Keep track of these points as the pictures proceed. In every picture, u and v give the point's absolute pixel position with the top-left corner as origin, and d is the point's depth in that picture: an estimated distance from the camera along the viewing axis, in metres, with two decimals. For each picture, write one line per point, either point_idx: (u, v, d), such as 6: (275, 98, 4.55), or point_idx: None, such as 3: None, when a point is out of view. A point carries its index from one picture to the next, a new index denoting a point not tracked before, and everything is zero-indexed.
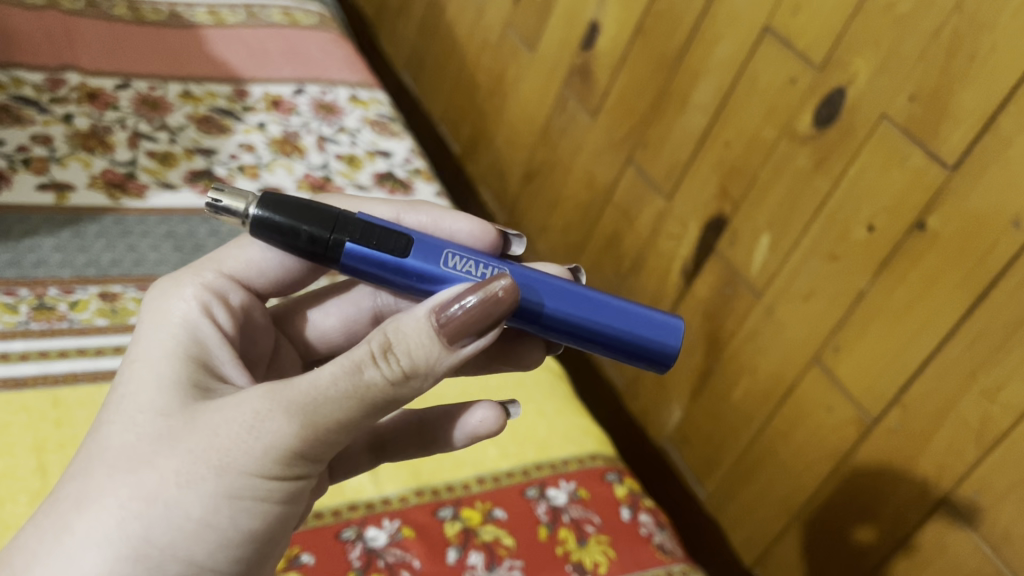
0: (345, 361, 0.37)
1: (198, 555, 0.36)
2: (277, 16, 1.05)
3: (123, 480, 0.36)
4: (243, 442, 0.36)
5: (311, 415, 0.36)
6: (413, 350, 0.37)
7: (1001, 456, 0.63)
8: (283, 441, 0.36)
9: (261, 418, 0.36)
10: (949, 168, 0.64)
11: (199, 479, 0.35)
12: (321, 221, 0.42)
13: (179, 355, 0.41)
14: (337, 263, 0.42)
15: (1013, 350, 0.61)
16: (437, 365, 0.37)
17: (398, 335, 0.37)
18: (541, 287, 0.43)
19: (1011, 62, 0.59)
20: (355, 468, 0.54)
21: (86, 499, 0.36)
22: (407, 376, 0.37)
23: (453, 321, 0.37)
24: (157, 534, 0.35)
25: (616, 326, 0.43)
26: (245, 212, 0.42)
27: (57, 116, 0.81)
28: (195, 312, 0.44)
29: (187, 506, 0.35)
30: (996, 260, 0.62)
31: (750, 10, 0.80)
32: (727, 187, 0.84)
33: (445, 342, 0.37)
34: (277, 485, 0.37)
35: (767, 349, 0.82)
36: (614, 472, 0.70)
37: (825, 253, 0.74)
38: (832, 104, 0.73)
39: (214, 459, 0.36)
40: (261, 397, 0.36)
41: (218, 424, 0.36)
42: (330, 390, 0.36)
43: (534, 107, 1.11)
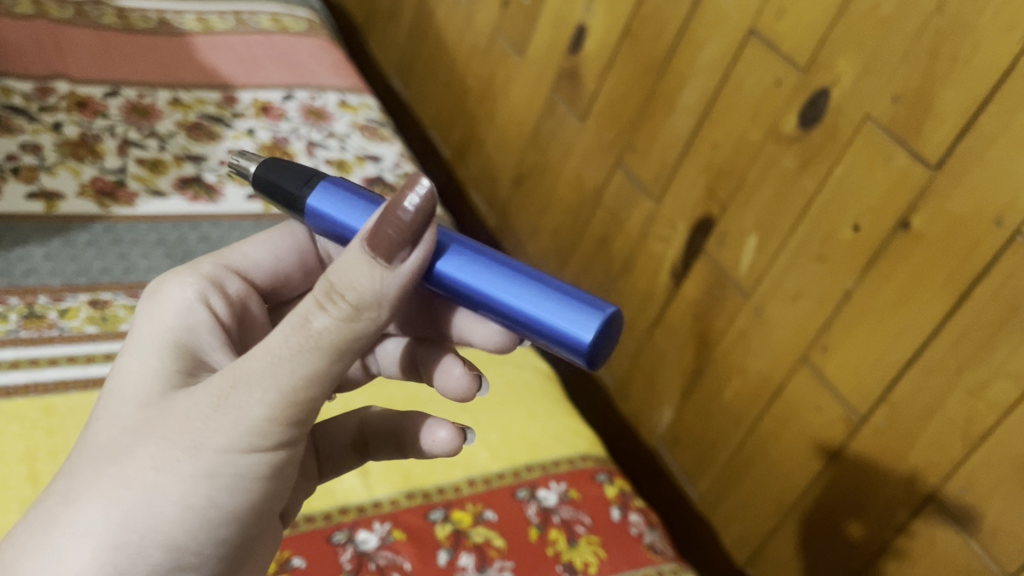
0: (294, 317, 0.36)
1: (180, 538, 0.36)
2: (266, 22, 1.06)
3: (103, 472, 0.36)
4: (215, 421, 0.36)
5: (274, 385, 0.36)
6: (356, 281, 0.35)
7: (988, 452, 0.63)
8: (254, 415, 0.36)
9: (230, 394, 0.36)
10: (932, 167, 0.65)
11: (175, 462, 0.36)
12: (307, 174, 0.45)
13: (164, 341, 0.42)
14: (308, 198, 0.44)
15: (998, 347, 0.62)
16: (385, 288, 0.35)
17: (337, 272, 0.35)
18: (460, 256, 0.41)
19: (992, 62, 0.60)
20: (340, 466, 0.56)
21: (69, 494, 0.36)
22: (358, 310, 0.35)
23: (383, 238, 0.35)
24: (137, 520, 0.35)
25: (519, 290, 0.39)
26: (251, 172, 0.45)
27: (46, 125, 0.82)
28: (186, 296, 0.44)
29: (163, 488, 0.35)
30: (980, 258, 0.62)
31: (736, 12, 0.80)
32: (714, 189, 0.85)
33: (384, 265, 0.35)
34: (255, 462, 0.37)
35: (756, 350, 0.82)
36: (604, 473, 0.70)
37: (812, 254, 0.75)
38: (817, 105, 0.73)
39: (188, 441, 0.36)
40: (229, 373, 0.37)
41: (190, 407, 0.37)
42: (290, 355, 0.35)
43: (523, 111, 1.11)
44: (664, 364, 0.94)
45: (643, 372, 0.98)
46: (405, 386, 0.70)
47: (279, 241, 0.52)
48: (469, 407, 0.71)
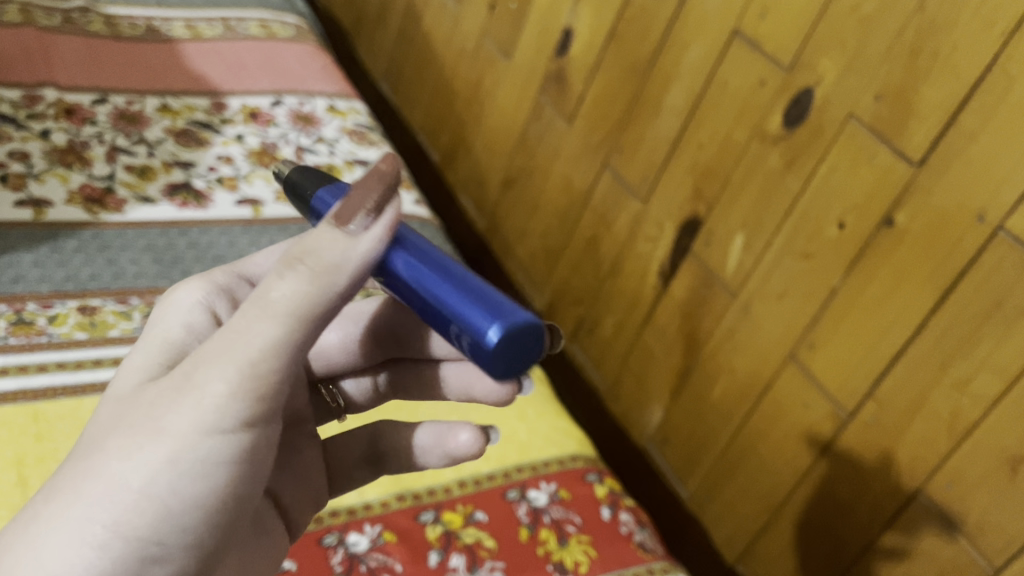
0: (254, 295, 0.37)
1: (142, 528, 0.35)
2: (254, 28, 1.06)
3: (73, 467, 0.36)
4: (176, 402, 0.36)
5: (233, 358, 0.36)
6: (318, 250, 0.37)
7: (972, 447, 0.64)
8: (213, 390, 0.36)
9: (192, 376, 0.36)
10: (915, 164, 0.65)
11: (137, 447, 0.35)
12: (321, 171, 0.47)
13: (143, 350, 0.43)
14: (318, 191, 0.45)
15: (981, 341, 0.62)
16: (350, 256, 0.37)
17: (300, 247, 0.37)
18: (412, 246, 0.41)
19: (973, 59, 0.60)
20: (355, 480, 0.57)
21: (42, 495, 0.36)
22: (318, 275, 0.36)
23: (346, 212, 0.38)
24: (101, 509, 0.34)
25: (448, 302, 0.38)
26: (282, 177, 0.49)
27: (34, 133, 0.82)
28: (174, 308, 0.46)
29: (125, 473, 0.35)
30: (962, 254, 0.63)
31: (720, 12, 0.81)
32: (701, 189, 0.85)
33: (348, 231, 0.38)
34: (216, 443, 0.36)
35: (744, 348, 0.82)
36: (594, 472, 0.70)
37: (798, 252, 0.76)
38: (801, 104, 0.74)
39: (151, 427, 0.36)
40: (191, 357, 0.37)
41: (157, 394, 0.37)
42: (250, 327, 0.36)
43: (510, 115, 1.12)
44: (654, 365, 0.94)
45: (632, 372, 0.98)
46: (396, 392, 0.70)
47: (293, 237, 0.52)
48: (461, 410, 0.71)
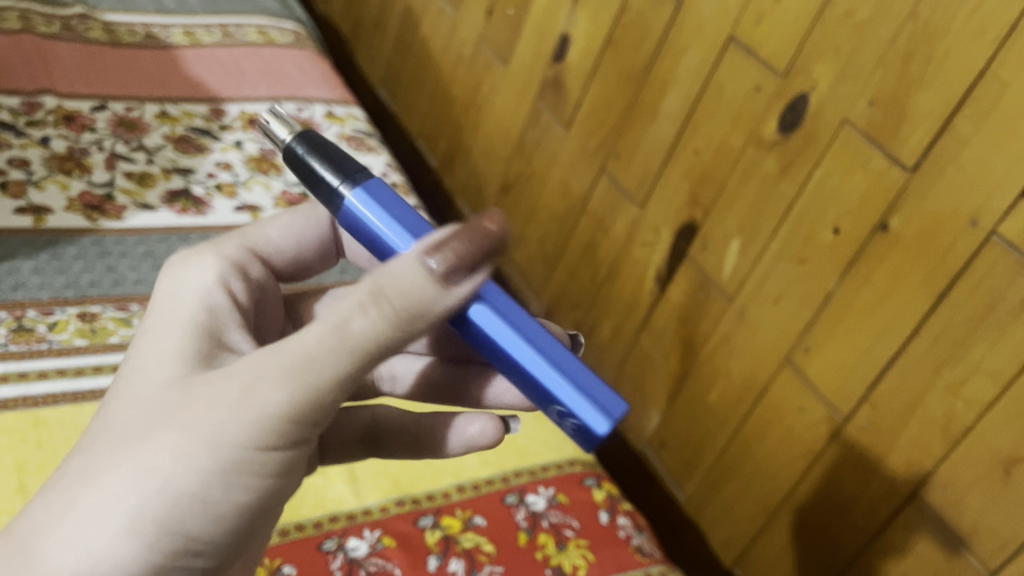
0: (332, 316, 0.36)
1: (191, 532, 0.35)
2: (253, 35, 1.06)
3: (121, 454, 0.35)
4: (234, 411, 0.35)
5: (301, 379, 0.35)
6: (405, 287, 0.36)
7: (966, 450, 0.64)
8: (278, 409, 0.35)
9: (254, 386, 0.35)
10: (909, 170, 0.66)
11: (192, 452, 0.35)
12: (344, 151, 0.44)
13: (183, 327, 0.41)
14: (360, 184, 0.43)
15: (975, 345, 0.63)
16: (434, 305, 0.36)
17: (386, 276, 0.36)
18: (502, 324, 0.40)
19: (965, 65, 0.61)
20: (342, 457, 0.52)
21: (85, 475, 0.35)
22: (403, 312, 0.36)
23: (443, 263, 0.36)
24: (153, 510, 0.34)
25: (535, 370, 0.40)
26: (287, 145, 0.44)
27: (34, 140, 0.82)
28: (207, 286, 0.45)
29: (179, 479, 0.34)
30: (956, 259, 0.63)
31: (716, 19, 0.81)
32: (697, 194, 0.86)
33: (432, 270, 0.36)
34: (270, 462, 0.36)
35: (740, 353, 0.83)
36: (592, 477, 0.71)
37: (793, 257, 0.76)
38: (796, 110, 0.75)
39: (206, 433, 0.35)
40: (254, 366, 0.36)
41: (213, 395, 0.36)
42: (324, 350, 0.35)
43: (508, 120, 1.12)
44: (651, 369, 0.95)
45: (630, 376, 0.98)
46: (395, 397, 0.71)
47: (296, 209, 0.54)
48: None
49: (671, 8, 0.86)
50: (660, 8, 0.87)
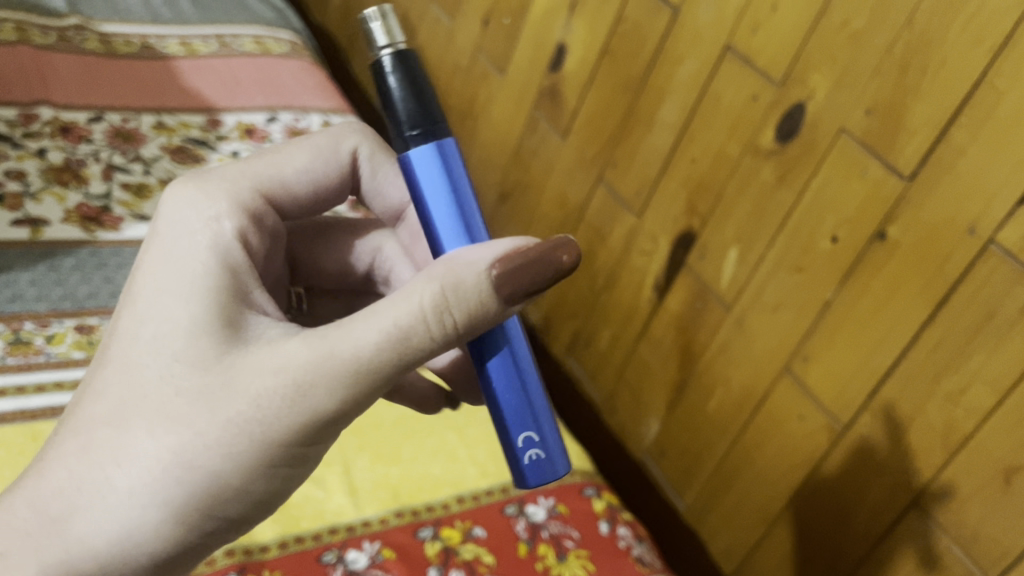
0: (392, 328, 0.40)
1: (225, 512, 0.40)
2: (249, 45, 1.06)
3: (166, 441, 0.38)
4: (283, 415, 0.38)
5: (348, 390, 0.39)
6: (467, 306, 0.41)
7: (966, 458, 0.64)
8: (322, 415, 0.39)
9: (303, 391, 0.38)
10: (907, 178, 0.66)
11: (238, 449, 0.38)
12: (435, 89, 0.46)
13: (209, 289, 0.42)
14: (443, 135, 0.46)
15: (974, 353, 0.63)
16: (488, 318, 0.42)
17: (451, 293, 0.40)
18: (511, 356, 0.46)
19: (961, 74, 0.61)
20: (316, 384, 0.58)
21: (127, 454, 0.38)
22: (458, 330, 0.41)
23: (509, 283, 0.41)
24: (199, 497, 0.38)
25: (514, 407, 0.46)
26: (393, 51, 0.45)
27: (30, 151, 0.82)
28: (226, 235, 0.45)
29: (224, 472, 0.38)
30: (954, 267, 0.63)
31: (712, 28, 0.82)
32: (694, 203, 0.86)
33: (492, 290, 0.41)
34: (303, 454, 0.40)
35: (739, 361, 0.83)
36: (592, 487, 0.71)
37: (792, 265, 0.76)
38: (793, 119, 0.75)
39: (253, 433, 0.38)
40: (304, 368, 0.39)
41: (259, 395, 0.38)
42: (375, 366, 0.39)
43: (505, 129, 1.12)
44: (650, 377, 0.95)
45: (628, 386, 0.98)
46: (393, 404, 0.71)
47: (318, 140, 0.54)
48: (460, 424, 0.72)
49: (667, 17, 0.86)
50: (656, 18, 0.88)
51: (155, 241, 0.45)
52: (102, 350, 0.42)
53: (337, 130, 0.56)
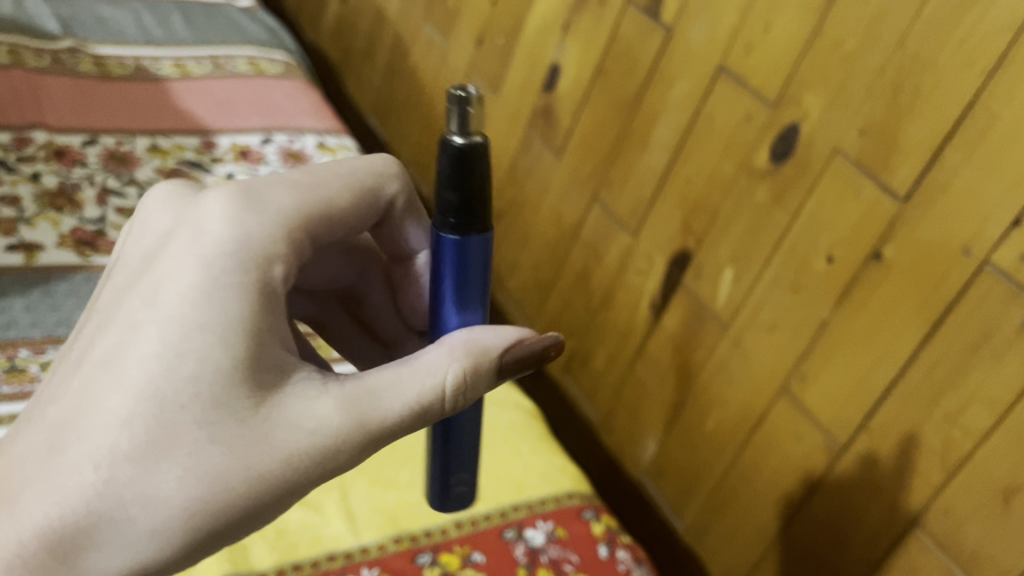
0: (421, 397, 0.41)
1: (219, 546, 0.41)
2: (243, 66, 1.06)
3: (198, 496, 0.37)
4: (311, 475, 0.39)
5: (367, 451, 0.41)
6: (480, 381, 0.43)
7: (965, 479, 0.64)
8: (338, 472, 0.41)
9: (335, 456, 0.40)
10: (901, 199, 0.66)
11: (260, 505, 0.39)
12: (490, 188, 0.41)
13: (253, 330, 0.39)
14: (483, 234, 0.42)
15: (971, 373, 0.63)
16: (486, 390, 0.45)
17: (473, 369, 0.43)
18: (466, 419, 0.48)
19: (954, 96, 0.62)
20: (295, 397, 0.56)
21: (156, 504, 0.37)
22: (465, 401, 0.44)
23: (514, 366, 0.45)
24: (210, 542, 0.39)
25: (453, 457, 0.50)
26: (458, 144, 0.39)
27: (24, 176, 0.82)
28: (271, 271, 0.41)
29: (241, 522, 0.39)
30: (950, 287, 0.64)
31: (705, 49, 0.82)
32: (690, 223, 0.86)
33: (500, 370, 0.44)
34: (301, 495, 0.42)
35: (736, 381, 0.83)
36: (591, 509, 0.70)
37: (788, 285, 0.76)
38: (787, 140, 0.75)
39: (278, 491, 0.39)
40: (343, 433, 0.39)
41: (298, 458, 0.39)
42: (397, 428, 0.41)
43: (499, 148, 1.13)
44: (647, 397, 0.95)
45: (625, 405, 0.98)
46: None
47: (358, 181, 0.49)
48: None
49: (661, 37, 0.87)
50: (649, 38, 0.88)
51: (190, 260, 0.40)
52: (117, 369, 0.38)
53: (373, 169, 0.50)
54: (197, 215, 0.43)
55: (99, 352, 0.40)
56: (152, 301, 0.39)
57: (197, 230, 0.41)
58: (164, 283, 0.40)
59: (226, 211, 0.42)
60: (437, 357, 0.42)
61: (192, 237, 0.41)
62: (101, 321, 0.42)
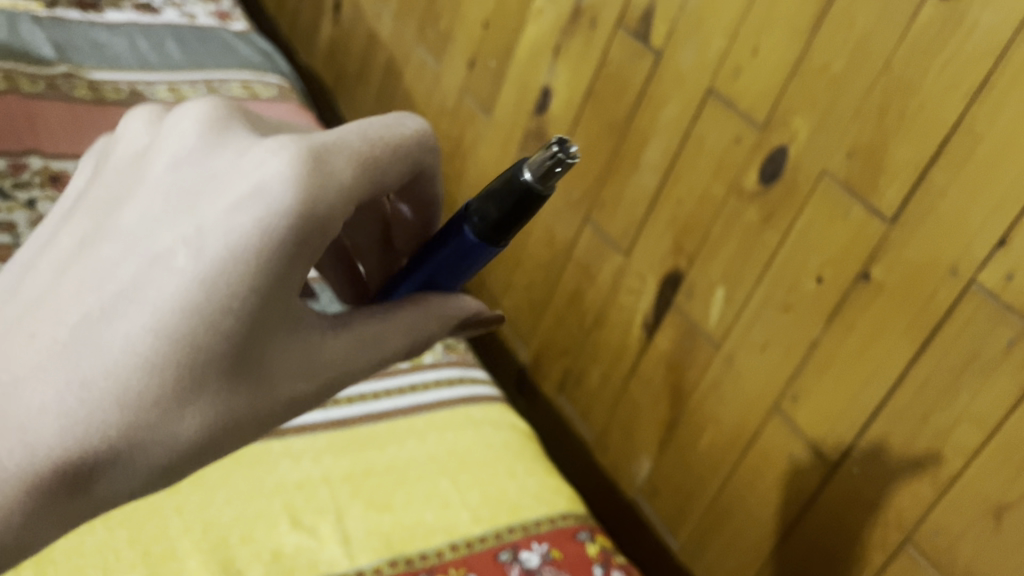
0: (408, 345, 0.41)
1: None
2: (237, 90, 1.07)
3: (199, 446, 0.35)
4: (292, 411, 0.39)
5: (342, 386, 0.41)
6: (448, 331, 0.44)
7: (956, 497, 0.65)
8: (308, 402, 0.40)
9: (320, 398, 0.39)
10: (888, 221, 0.67)
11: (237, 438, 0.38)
12: (523, 226, 0.42)
13: (290, 288, 0.35)
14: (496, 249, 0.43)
15: (961, 391, 0.63)
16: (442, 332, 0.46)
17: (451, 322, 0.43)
18: None
19: (939, 118, 0.63)
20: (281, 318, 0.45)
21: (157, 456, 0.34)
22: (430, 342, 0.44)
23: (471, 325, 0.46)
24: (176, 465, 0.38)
25: None
26: (531, 182, 0.39)
27: (21, 202, 0.82)
28: (327, 232, 0.35)
29: None
30: (938, 306, 0.64)
31: (695, 72, 0.83)
32: (681, 243, 0.87)
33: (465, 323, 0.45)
34: None
35: (728, 400, 0.84)
36: (585, 531, 0.70)
37: (779, 305, 0.77)
38: (776, 161, 0.76)
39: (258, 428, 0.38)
40: (341, 379, 0.39)
41: (295, 403, 0.38)
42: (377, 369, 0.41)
43: (491, 168, 1.13)
44: (641, 416, 0.95)
45: (619, 424, 0.99)
46: (384, 448, 0.70)
47: (411, 149, 0.40)
48: (450, 467, 0.71)
49: (651, 61, 0.88)
50: (639, 62, 0.89)
51: (243, 216, 0.34)
52: (131, 308, 0.33)
53: (422, 134, 0.40)
54: (249, 155, 0.35)
55: (106, 276, 0.34)
56: (183, 245, 0.34)
57: (253, 182, 0.34)
58: (204, 230, 0.34)
59: (293, 171, 0.34)
60: (412, 315, 0.41)
61: (247, 192, 0.34)
62: (101, 232, 0.36)
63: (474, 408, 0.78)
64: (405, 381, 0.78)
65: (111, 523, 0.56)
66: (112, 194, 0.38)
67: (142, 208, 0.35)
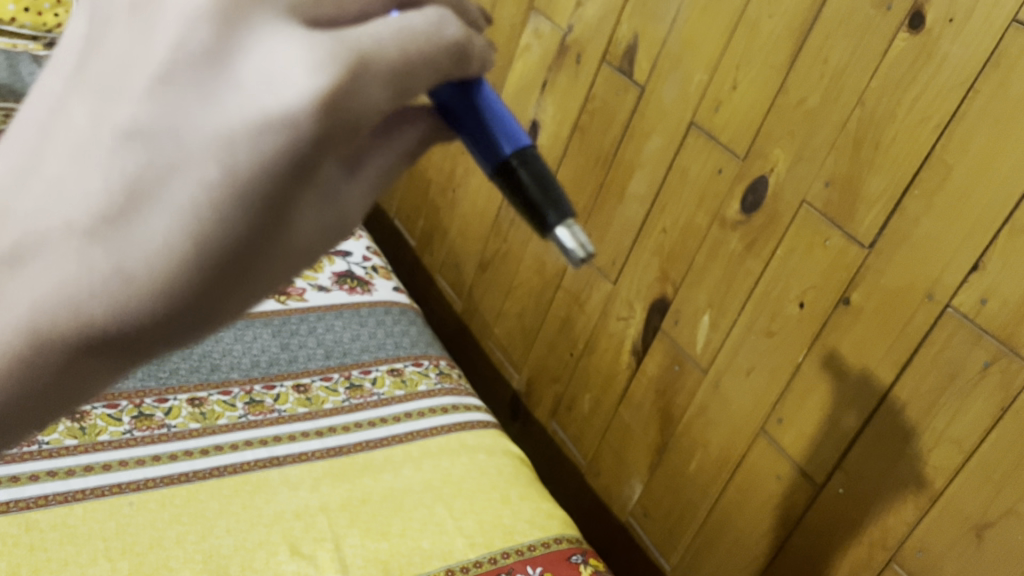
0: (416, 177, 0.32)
1: None
2: None
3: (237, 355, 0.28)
4: None
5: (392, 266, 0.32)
6: None
7: (939, 515, 0.67)
8: None
9: None
10: (866, 247, 0.69)
11: None
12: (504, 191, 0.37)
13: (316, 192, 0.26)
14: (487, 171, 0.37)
15: (939, 414, 0.65)
16: None
17: None
18: None
19: (911, 149, 0.65)
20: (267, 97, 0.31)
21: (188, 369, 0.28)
22: None
23: None
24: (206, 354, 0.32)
25: None
26: (551, 223, 0.35)
27: None
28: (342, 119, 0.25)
29: None
30: (915, 330, 0.67)
31: (677, 105, 0.86)
32: (667, 271, 0.89)
33: None
34: None
35: (716, 423, 0.86)
36: (579, 553, 0.72)
37: (762, 330, 0.79)
38: (757, 191, 0.78)
39: None
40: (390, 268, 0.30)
41: None
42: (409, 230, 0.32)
43: (483, 199, 1.16)
44: (632, 440, 0.97)
45: (611, 448, 1.00)
46: (379, 477, 0.72)
47: (446, 64, 0.29)
48: (444, 496, 0.72)
49: (635, 94, 0.90)
50: (624, 95, 0.92)
51: (257, 129, 0.24)
52: (130, 233, 0.25)
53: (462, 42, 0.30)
54: (284, 47, 0.25)
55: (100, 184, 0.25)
56: (199, 155, 0.25)
57: (282, 93, 0.24)
58: (225, 145, 0.24)
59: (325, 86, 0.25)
60: (410, 140, 0.31)
61: (279, 108, 0.24)
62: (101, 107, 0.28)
63: (467, 434, 0.80)
64: (400, 409, 0.80)
65: (113, 555, 0.57)
66: (105, 60, 0.27)
67: (141, 95, 0.25)
